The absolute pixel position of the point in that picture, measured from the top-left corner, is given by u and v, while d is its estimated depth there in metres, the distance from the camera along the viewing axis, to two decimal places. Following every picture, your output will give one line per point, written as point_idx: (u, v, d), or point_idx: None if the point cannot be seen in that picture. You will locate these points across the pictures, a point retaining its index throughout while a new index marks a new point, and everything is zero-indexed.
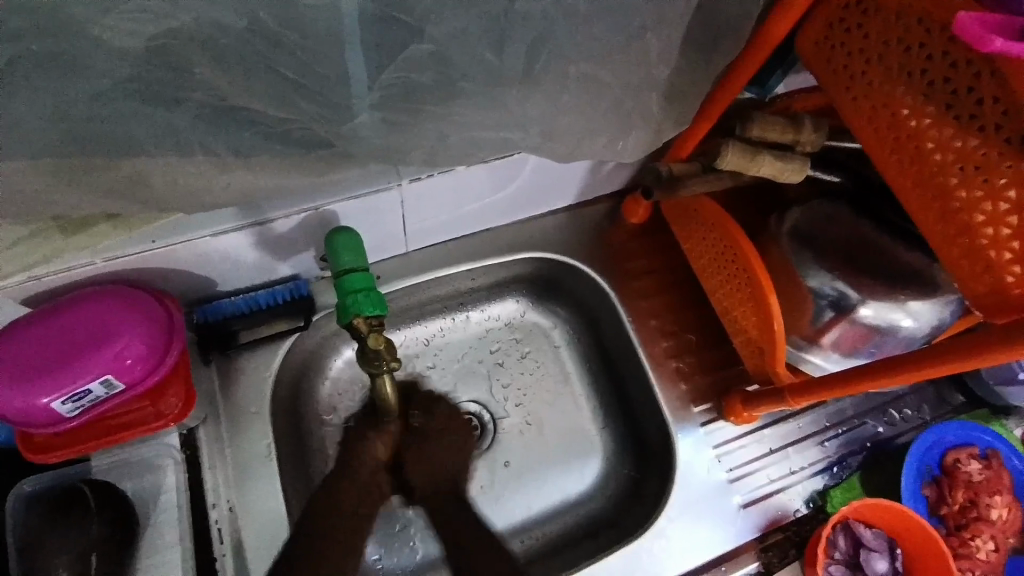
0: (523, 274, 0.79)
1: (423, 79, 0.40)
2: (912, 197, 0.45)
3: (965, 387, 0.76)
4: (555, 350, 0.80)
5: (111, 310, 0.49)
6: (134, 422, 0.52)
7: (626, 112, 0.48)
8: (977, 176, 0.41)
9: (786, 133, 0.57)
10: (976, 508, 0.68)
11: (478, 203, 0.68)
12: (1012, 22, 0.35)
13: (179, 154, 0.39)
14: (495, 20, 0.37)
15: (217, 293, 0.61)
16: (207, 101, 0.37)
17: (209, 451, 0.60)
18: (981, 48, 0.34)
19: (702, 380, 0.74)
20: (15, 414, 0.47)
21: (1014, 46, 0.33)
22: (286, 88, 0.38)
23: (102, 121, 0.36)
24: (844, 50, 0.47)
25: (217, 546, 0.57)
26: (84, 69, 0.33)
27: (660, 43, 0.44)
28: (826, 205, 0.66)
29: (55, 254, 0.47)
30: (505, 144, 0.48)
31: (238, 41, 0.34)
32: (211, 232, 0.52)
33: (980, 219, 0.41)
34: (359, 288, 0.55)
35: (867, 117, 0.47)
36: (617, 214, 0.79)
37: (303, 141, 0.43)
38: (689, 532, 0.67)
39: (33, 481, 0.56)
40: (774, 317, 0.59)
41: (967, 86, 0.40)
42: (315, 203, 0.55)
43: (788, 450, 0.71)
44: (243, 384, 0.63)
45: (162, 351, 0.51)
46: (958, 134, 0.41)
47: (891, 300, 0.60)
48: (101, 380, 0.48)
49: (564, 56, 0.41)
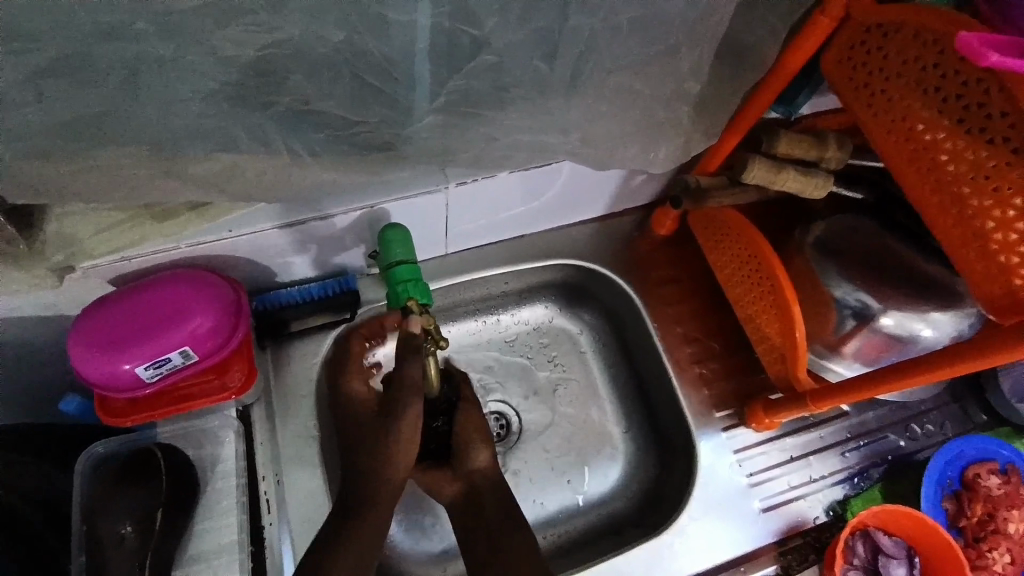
0: (554, 280, 0.83)
1: (482, 86, 0.45)
2: (929, 205, 0.48)
3: (987, 405, 0.77)
4: (581, 355, 0.84)
5: (188, 291, 0.55)
6: (201, 392, 0.57)
7: (659, 122, 0.53)
8: (987, 184, 0.44)
9: (811, 149, 0.61)
10: (994, 521, 0.69)
11: (515, 209, 0.73)
12: (1007, 42, 0.38)
13: (264, 150, 0.45)
14: (549, 36, 0.42)
15: (274, 283, 0.67)
16: (293, 104, 0.43)
17: (262, 428, 0.64)
18: (977, 63, 0.38)
19: (724, 386, 0.76)
20: (99, 377, 0.53)
21: (1008, 61, 0.37)
22: (364, 92, 0.43)
23: (201, 118, 0.41)
24: (865, 68, 0.50)
25: (265, 515, 0.60)
26: (197, 73, 0.39)
27: (691, 61, 0.48)
28: (848, 219, 0.69)
29: (145, 238, 0.53)
30: (549, 148, 0.53)
31: (329, 52, 0.40)
32: (274, 225, 0.58)
33: (991, 225, 0.44)
34: (407, 279, 0.60)
35: (886, 131, 0.50)
36: (644, 225, 0.83)
37: (366, 144, 0.48)
38: (708, 531, 0.69)
39: (105, 444, 0.60)
40: (796, 325, 0.63)
41: (978, 101, 0.43)
42: (369, 201, 0.60)
43: (809, 458, 0.73)
44: (293, 369, 0.69)
45: (231, 328, 0.56)
46: (970, 146, 0.44)
47: (911, 310, 0.63)
48: (180, 351, 0.54)
49: (607, 69, 0.46)
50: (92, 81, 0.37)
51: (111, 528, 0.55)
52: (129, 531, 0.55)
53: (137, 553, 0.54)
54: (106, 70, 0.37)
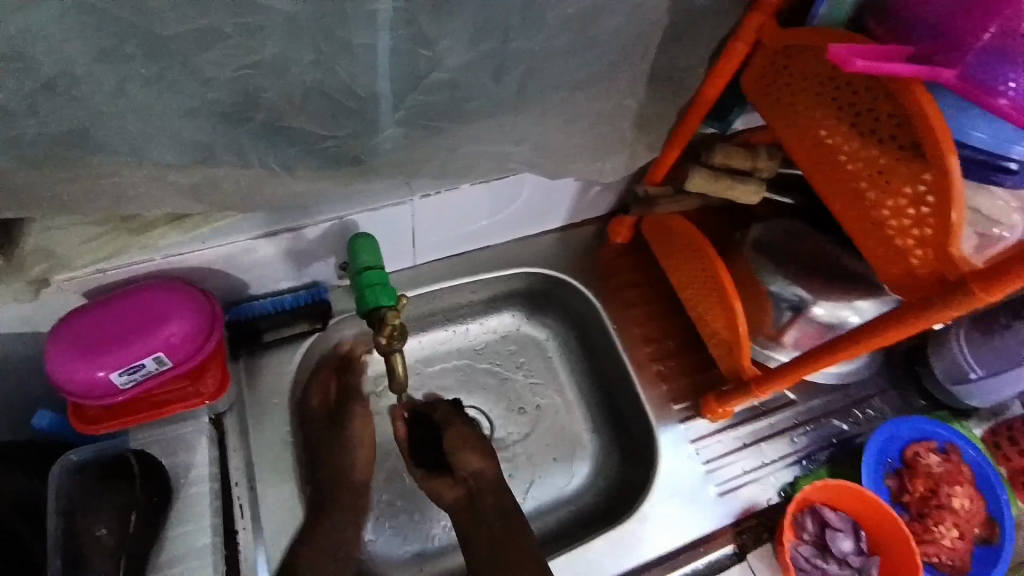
0: (519, 288, 0.87)
1: (439, 101, 0.50)
2: (837, 201, 0.55)
3: (926, 392, 0.83)
4: (548, 359, 0.88)
5: (163, 300, 0.57)
6: (175, 399, 0.59)
7: (603, 134, 0.59)
8: (880, 179, 0.50)
9: (746, 160, 0.68)
10: (937, 497, 0.74)
11: (480, 221, 0.78)
12: (874, 50, 0.46)
13: (241, 162, 0.49)
14: (496, 57, 0.48)
15: (249, 295, 0.70)
16: (267, 120, 0.47)
17: (235, 435, 0.67)
18: (846, 69, 0.44)
19: (681, 381, 0.81)
20: (75, 384, 0.54)
21: (871, 66, 0.43)
22: (333, 107, 0.47)
23: (181, 131, 0.45)
24: (775, 84, 0.57)
25: (239, 519, 0.63)
26: (178, 92, 0.42)
27: (627, 80, 0.54)
28: (783, 222, 0.77)
29: (122, 250, 0.56)
30: (503, 158, 0.58)
31: (300, 71, 0.44)
32: (249, 236, 0.61)
33: (887, 214, 0.50)
34: (376, 282, 0.63)
35: (798, 137, 0.57)
36: (603, 234, 0.89)
37: (336, 157, 0.52)
38: (671, 516, 0.73)
39: (79, 452, 0.60)
40: (738, 320, 0.69)
41: (866, 107, 0.49)
42: (340, 212, 0.64)
43: (760, 444, 0.78)
44: (266, 379, 0.72)
45: (204, 334, 0.59)
46: (864, 147, 0.51)
47: (841, 299, 0.69)
48: (153, 357, 0.56)
49: (550, 86, 0.52)
50: (80, 98, 0.41)
51: (88, 529, 0.56)
52: (105, 533, 0.56)
53: (113, 554, 0.56)
54: (94, 88, 0.40)
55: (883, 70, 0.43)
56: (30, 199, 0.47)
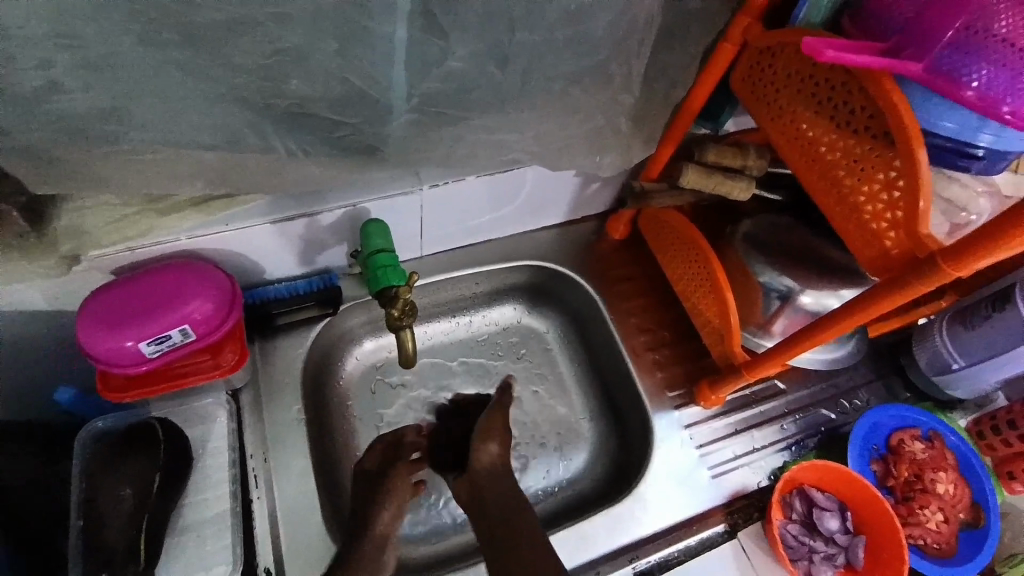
0: (520, 281, 0.91)
1: (448, 90, 0.54)
2: (818, 189, 0.59)
3: (911, 384, 0.86)
4: (548, 351, 0.91)
5: (187, 276, 0.61)
6: (197, 370, 0.63)
7: (600, 128, 0.63)
8: (857, 166, 0.54)
9: (735, 158, 0.72)
10: (921, 482, 0.76)
11: (484, 214, 0.82)
12: (849, 46, 0.50)
13: (265, 145, 0.53)
14: (502, 49, 0.52)
15: (263, 280, 0.73)
16: (290, 106, 0.51)
17: (250, 412, 0.71)
18: (819, 59, 0.49)
19: (675, 369, 0.84)
20: (104, 352, 0.58)
21: (842, 56, 0.47)
22: (351, 93, 0.51)
23: (211, 113, 0.49)
24: (760, 82, 0.62)
25: (253, 489, 0.67)
26: (210, 76, 0.47)
27: (622, 75, 0.58)
28: (771, 217, 0.80)
29: (150, 228, 0.60)
30: (508, 147, 0.62)
31: (322, 58, 0.48)
32: (269, 220, 0.65)
33: (863, 198, 0.54)
34: (386, 264, 0.67)
35: (780, 130, 0.61)
36: (601, 230, 0.92)
37: (352, 141, 0.56)
38: (665, 496, 0.76)
39: (105, 419, 0.64)
40: (730, 308, 0.72)
41: (843, 99, 0.53)
42: (352, 200, 0.68)
43: (752, 431, 0.81)
44: (278, 361, 0.75)
45: (226, 309, 0.62)
46: (841, 137, 0.55)
47: (825, 288, 0.73)
48: (179, 328, 0.59)
49: (551, 77, 0.56)
50: (122, 80, 0.45)
51: (110, 490, 0.60)
52: (127, 493, 0.59)
53: (136, 514, 0.59)
54: (136, 72, 0.45)
55: (853, 60, 0.47)
56: (71, 175, 0.51)
